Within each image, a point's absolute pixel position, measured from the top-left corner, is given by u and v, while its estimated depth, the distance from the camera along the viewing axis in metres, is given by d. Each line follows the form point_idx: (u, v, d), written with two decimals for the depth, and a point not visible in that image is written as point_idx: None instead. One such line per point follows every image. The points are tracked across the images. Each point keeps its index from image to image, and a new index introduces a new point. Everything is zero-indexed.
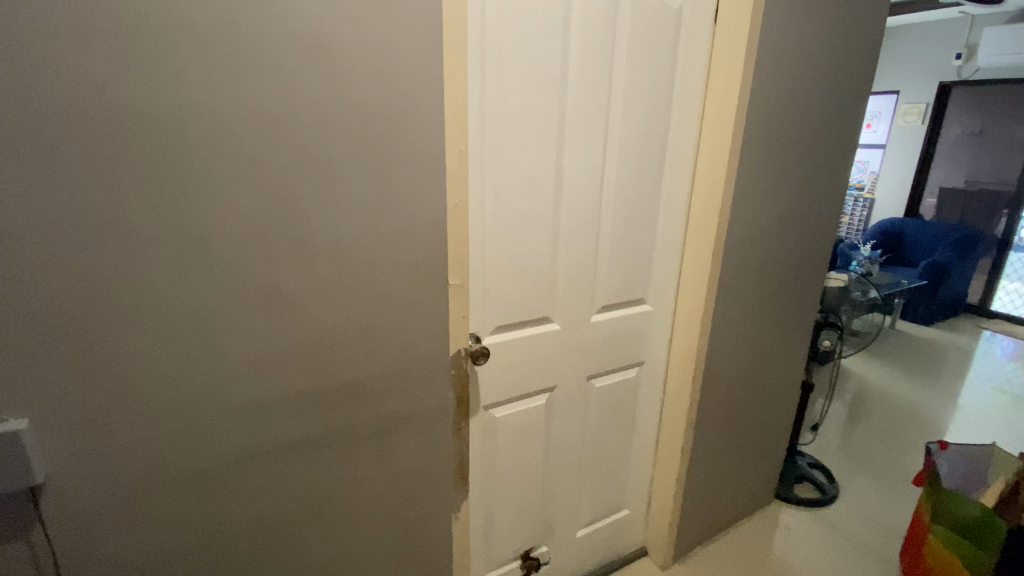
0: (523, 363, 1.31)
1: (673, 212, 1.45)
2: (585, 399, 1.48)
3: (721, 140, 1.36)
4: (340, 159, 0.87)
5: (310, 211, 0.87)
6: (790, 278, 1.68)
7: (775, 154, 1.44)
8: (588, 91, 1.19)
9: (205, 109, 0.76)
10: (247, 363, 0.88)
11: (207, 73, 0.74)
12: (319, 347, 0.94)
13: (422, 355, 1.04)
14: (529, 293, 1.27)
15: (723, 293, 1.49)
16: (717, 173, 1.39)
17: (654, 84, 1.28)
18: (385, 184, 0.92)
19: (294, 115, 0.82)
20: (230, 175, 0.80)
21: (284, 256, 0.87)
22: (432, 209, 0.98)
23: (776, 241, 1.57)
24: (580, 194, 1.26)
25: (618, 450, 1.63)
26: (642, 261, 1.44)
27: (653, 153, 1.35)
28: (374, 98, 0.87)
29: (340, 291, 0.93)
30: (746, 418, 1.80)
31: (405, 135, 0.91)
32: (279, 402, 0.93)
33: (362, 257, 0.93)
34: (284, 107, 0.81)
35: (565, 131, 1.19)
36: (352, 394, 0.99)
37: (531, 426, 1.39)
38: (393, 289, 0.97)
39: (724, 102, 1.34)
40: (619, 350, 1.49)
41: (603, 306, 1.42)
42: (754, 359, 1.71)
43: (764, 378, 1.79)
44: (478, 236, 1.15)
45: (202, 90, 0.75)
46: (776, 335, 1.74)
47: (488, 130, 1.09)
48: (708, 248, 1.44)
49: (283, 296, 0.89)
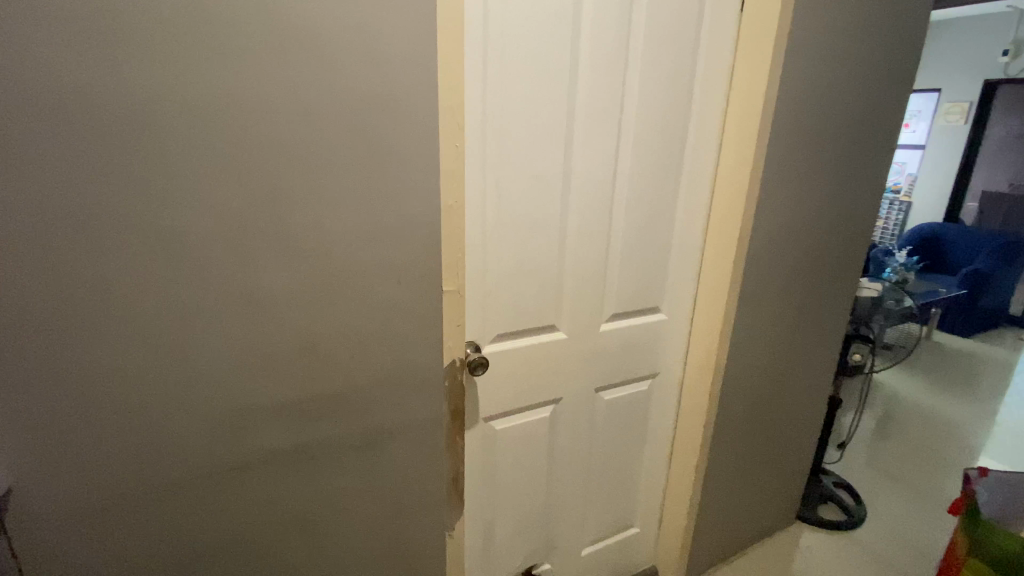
0: (527, 373, 1.24)
1: (692, 215, 1.36)
2: (594, 411, 1.40)
3: (746, 138, 1.27)
4: (329, 154, 0.81)
5: (294, 210, 0.81)
6: (817, 287, 1.57)
7: (804, 155, 1.34)
8: (601, 85, 1.11)
9: (176, 100, 0.70)
10: (226, 370, 0.83)
11: (176, 61, 0.69)
12: (302, 355, 0.88)
13: (413, 365, 0.97)
14: (534, 299, 1.19)
15: (745, 302, 1.40)
16: (741, 173, 1.29)
17: (674, 78, 1.20)
18: (378, 182, 0.86)
19: (278, 107, 0.76)
20: (208, 171, 0.74)
21: (263, 259, 0.81)
22: (425, 210, 0.91)
23: (803, 248, 1.46)
24: (592, 194, 1.18)
25: (629, 464, 1.54)
26: (657, 266, 1.35)
27: (671, 152, 1.26)
28: (365, 89, 0.81)
29: (328, 294, 0.87)
30: (767, 435, 1.70)
31: (399, 129, 0.85)
32: (261, 411, 0.88)
33: (348, 260, 0.87)
34: (266, 98, 0.75)
35: (576, 127, 1.11)
36: (339, 405, 0.93)
37: (534, 438, 1.32)
38: (385, 294, 0.91)
39: (749, 98, 1.24)
40: (631, 361, 1.41)
41: (614, 314, 1.33)
42: (777, 372, 1.61)
43: (787, 392, 1.68)
44: (479, 238, 1.08)
45: (170, 79, 0.69)
46: (802, 348, 1.63)
47: (492, 124, 1.02)
48: (729, 253, 1.35)
49: (266, 300, 0.83)
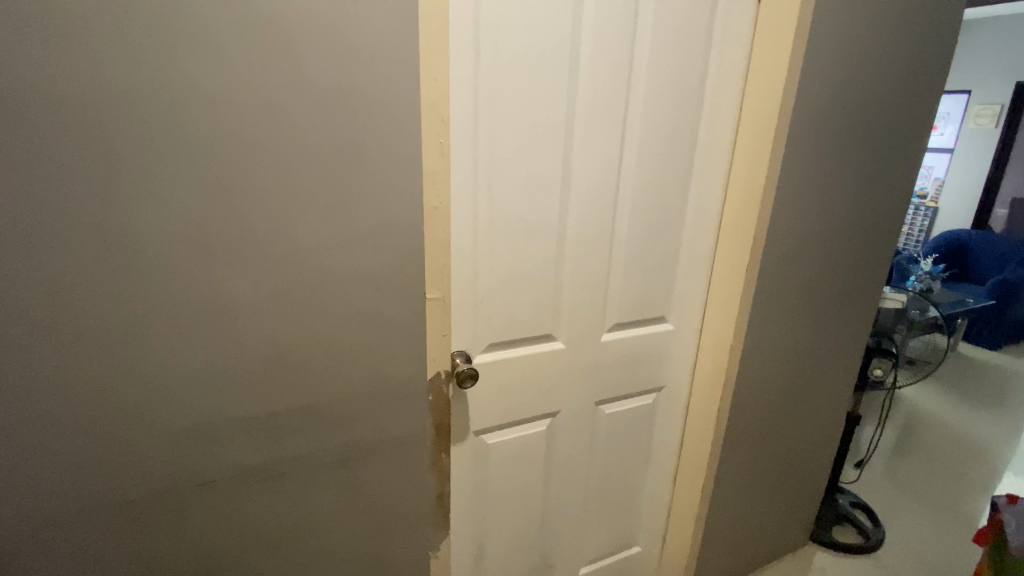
0: (521, 385, 1.17)
1: (702, 220, 1.27)
2: (593, 426, 1.33)
3: (762, 140, 1.19)
4: (300, 150, 0.75)
5: (262, 210, 0.75)
6: (837, 298, 1.47)
7: (824, 158, 1.24)
8: (605, 81, 1.03)
9: (130, 94, 0.65)
10: (187, 380, 0.78)
11: (129, 51, 0.63)
12: (272, 368, 0.82)
13: (395, 378, 0.91)
14: (529, 307, 1.12)
15: (759, 314, 1.31)
16: (756, 177, 1.21)
17: (685, 74, 1.12)
18: (355, 181, 0.80)
19: (245, 98, 0.70)
20: (165, 169, 0.68)
21: (228, 265, 0.75)
22: (407, 214, 0.85)
23: (822, 257, 1.37)
24: (593, 197, 1.11)
25: (631, 482, 1.47)
26: (663, 275, 1.27)
27: (680, 154, 1.18)
28: (340, 80, 0.75)
29: (300, 301, 0.81)
30: (780, 453, 1.61)
31: (378, 124, 0.79)
32: (227, 425, 0.82)
33: (323, 267, 0.81)
34: (229, 88, 0.69)
35: (576, 125, 1.04)
36: (312, 419, 0.87)
37: (529, 454, 1.25)
38: (362, 302, 0.85)
39: (766, 95, 1.16)
40: (634, 374, 1.33)
41: (616, 323, 1.25)
42: (792, 388, 1.51)
43: (802, 408, 1.58)
44: (469, 242, 1.01)
45: (123, 72, 0.64)
46: (818, 362, 1.54)
47: (484, 120, 0.95)
48: (741, 261, 1.26)
49: (232, 307, 0.77)
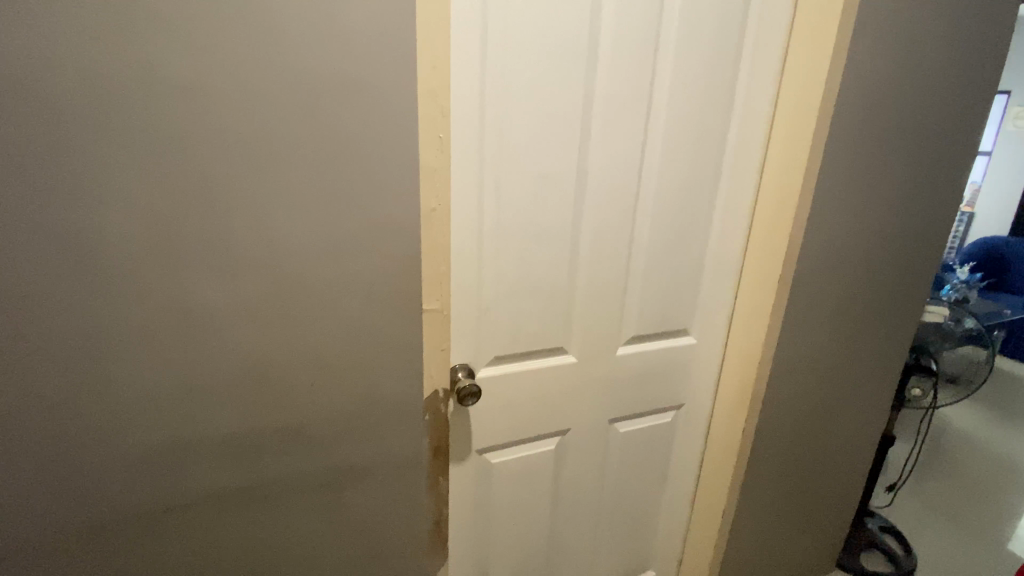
0: (529, 401, 1.09)
1: (730, 226, 1.17)
2: (606, 445, 1.23)
3: (799, 140, 1.08)
4: (280, 143, 0.67)
5: (237, 210, 0.67)
6: (875, 311, 1.35)
7: (868, 159, 1.13)
8: (626, 71, 0.94)
9: (87, 79, 0.57)
10: (153, 398, 0.70)
11: (83, 29, 0.56)
12: (252, 384, 0.75)
13: (387, 396, 0.83)
14: (538, 317, 1.03)
15: (790, 329, 1.20)
16: (792, 180, 1.10)
17: (715, 66, 1.01)
18: (343, 179, 0.71)
19: (217, 83, 0.62)
20: (129, 164, 0.61)
21: (201, 272, 0.68)
22: (401, 216, 0.76)
23: (861, 268, 1.25)
24: (611, 200, 1.01)
25: (646, 503, 1.37)
26: (686, 284, 1.17)
27: (708, 153, 1.08)
28: (324, 65, 0.66)
29: (282, 310, 0.73)
30: (809, 476, 1.49)
31: (369, 114, 0.70)
32: (200, 446, 0.74)
33: (307, 274, 0.73)
34: (199, 71, 0.61)
35: (593, 121, 0.95)
36: (295, 438, 0.80)
37: (536, 473, 1.16)
38: (351, 312, 0.77)
39: (805, 89, 1.05)
40: (652, 390, 1.23)
41: (633, 336, 1.16)
42: (823, 408, 1.40)
43: (834, 431, 1.47)
44: (473, 247, 0.93)
45: (78, 53, 0.56)
46: (854, 381, 1.42)
47: (490, 113, 0.87)
48: (773, 271, 1.16)
49: (202, 318, 0.70)
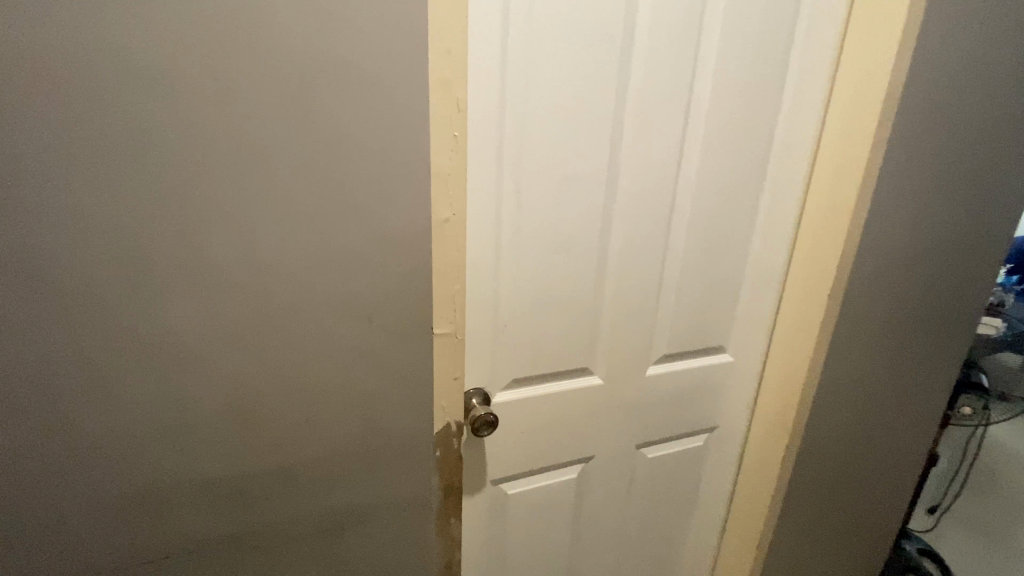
0: (549, 426, 0.99)
1: (774, 233, 1.05)
2: (633, 472, 1.13)
3: (857, 139, 0.95)
4: (266, 143, 0.59)
5: (217, 222, 0.59)
6: (943, 330, 1.20)
7: (943, 158, 0.99)
8: (664, 61, 0.82)
9: (46, 78, 0.50)
10: (126, 437, 0.63)
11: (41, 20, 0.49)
12: (238, 420, 0.67)
13: (392, 430, 0.74)
14: (561, 337, 0.93)
15: (838, 348, 1.08)
16: (846, 184, 0.98)
17: (764, 55, 0.89)
18: (339, 183, 0.63)
19: (192, 73, 0.54)
20: (96, 175, 0.54)
21: (180, 295, 0.60)
22: (406, 227, 0.67)
23: (928, 282, 1.11)
24: (644, 206, 0.90)
25: (674, 532, 1.26)
26: (724, 299, 1.06)
27: (752, 154, 0.96)
28: (317, 51, 0.57)
29: (269, 334, 0.65)
30: (852, 505, 1.37)
31: (370, 109, 0.61)
32: (182, 490, 0.67)
33: (300, 294, 0.65)
34: (172, 63, 0.53)
35: (625, 117, 0.84)
36: (287, 481, 0.71)
37: (556, 503, 1.06)
38: (351, 335, 0.68)
39: (866, 78, 0.92)
40: (683, 413, 1.13)
41: (664, 354, 1.05)
42: (873, 432, 1.27)
43: (882, 456, 1.34)
44: (489, 259, 0.82)
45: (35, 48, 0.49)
46: (910, 403, 1.28)
47: (511, 108, 0.76)
48: (823, 284, 1.04)
49: (179, 344, 0.62)
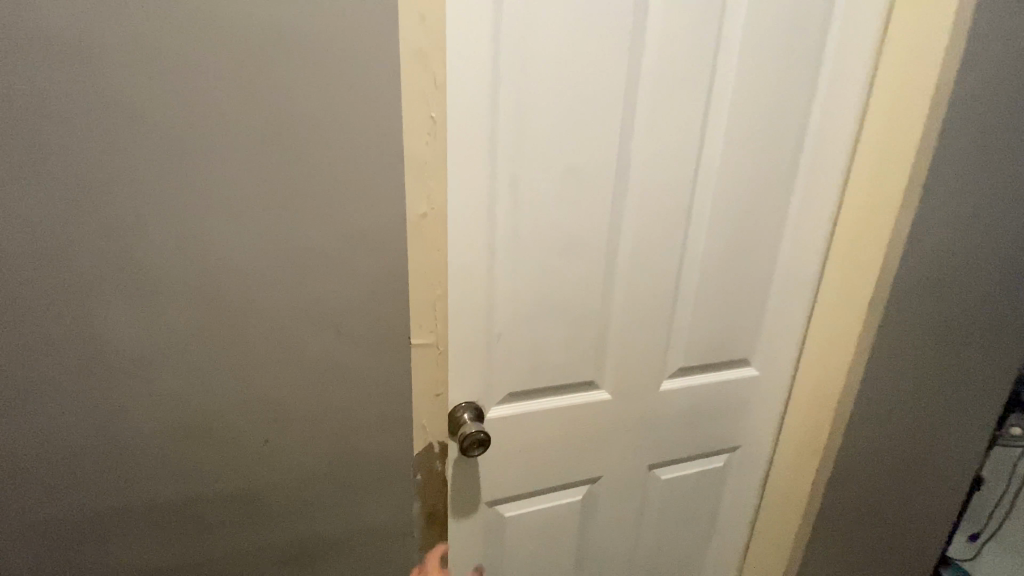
0: (550, 445, 0.90)
1: (806, 236, 0.94)
2: (644, 495, 1.04)
3: (905, 130, 0.84)
4: (214, 127, 0.53)
5: (161, 215, 0.54)
6: (1003, 348, 1.06)
7: (1004, 152, 0.86)
8: (681, 40, 0.73)
9: None
10: (69, 455, 0.58)
11: None
12: (195, 436, 0.61)
13: (368, 444, 0.68)
14: (564, 348, 0.84)
15: (877, 365, 0.96)
16: (892, 181, 0.87)
17: (796, 34, 0.79)
18: (300, 173, 0.56)
19: (129, 48, 0.48)
20: (33, 168, 0.49)
21: (128, 300, 0.55)
22: (381, 223, 0.61)
23: (986, 293, 0.98)
24: (657, 202, 0.81)
25: (691, 559, 1.16)
26: (748, 308, 0.96)
27: (782, 147, 0.85)
28: (270, 24, 0.51)
29: (223, 342, 0.59)
30: (894, 539, 1.23)
31: (334, 89, 0.55)
32: (135, 512, 0.62)
33: (263, 298, 0.59)
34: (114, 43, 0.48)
35: (638, 105, 0.75)
36: (251, 504, 0.66)
37: (558, 528, 0.97)
38: (321, 341, 0.63)
39: (915, 62, 0.81)
40: (701, 433, 1.03)
41: (680, 369, 0.95)
42: (919, 460, 1.14)
43: (934, 489, 1.19)
44: (483, 261, 0.74)
45: None
46: (970, 431, 1.13)
47: (505, 93, 0.68)
48: (861, 292, 0.93)
49: (123, 353, 0.57)
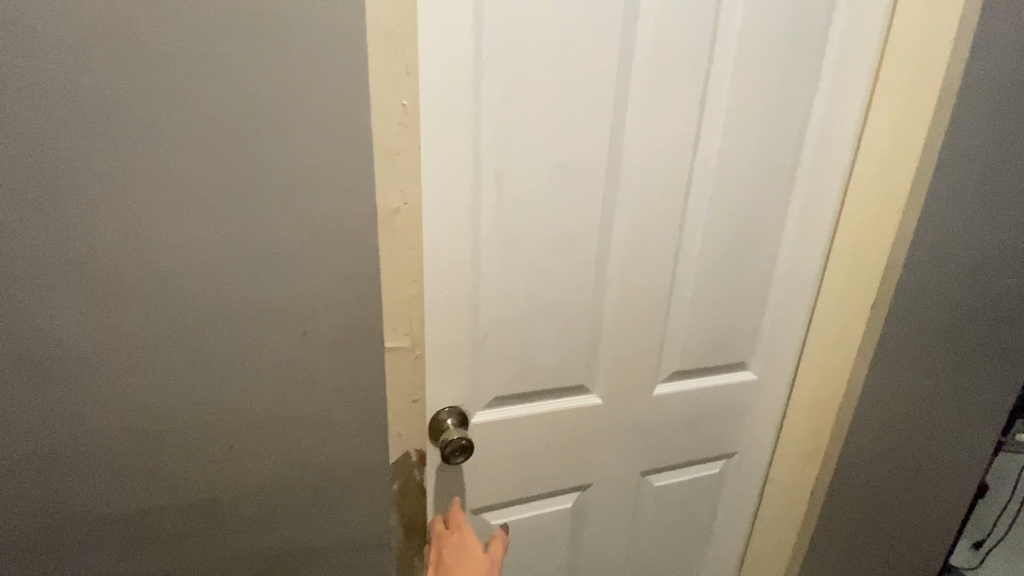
0: (541, 451, 0.87)
1: (810, 236, 0.90)
2: (637, 502, 1.00)
3: (911, 123, 0.81)
4: (164, 116, 0.49)
5: (105, 210, 0.50)
6: (1012, 353, 1.02)
7: (1016, 148, 0.83)
8: (680, 27, 0.69)
9: None
10: (15, 465, 0.55)
11: None
12: (159, 443, 0.59)
13: (351, 445, 0.66)
14: (555, 351, 0.81)
15: (880, 369, 0.93)
16: (898, 175, 0.84)
17: (798, 25, 0.75)
18: (258, 165, 0.53)
19: (67, 29, 0.45)
20: None
21: (84, 298, 0.52)
22: (359, 218, 0.58)
23: (995, 295, 0.94)
24: (654, 199, 0.77)
25: (686, 568, 1.13)
26: (746, 311, 0.92)
27: (784, 142, 0.82)
28: (228, 6, 0.48)
29: (178, 348, 0.56)
30: (896, 550, 1.19)
31: (294, 76, 0.51)
32: (97, 520, 0.59)
33: (232, 297, 0.56)
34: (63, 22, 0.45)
35: (633, 96, 0.71)
36: (220, 511, 0.63)
37: (548, 536, 0.94)
38: (295, 343, 0.60)
39: (923, 56, 0.77)
40: (697, 439, 0.99)
41: (675, 372, 0.92)
42: (923, 468, 1.10)
43: (939, 497, 1.15)
44: (468, 260, 0.71)
45: None
46: (977, 438, 1.10)
47: (492, 82, 0.64)
48: (866, 290, 0.91)
49: (68, 358, 0.53)
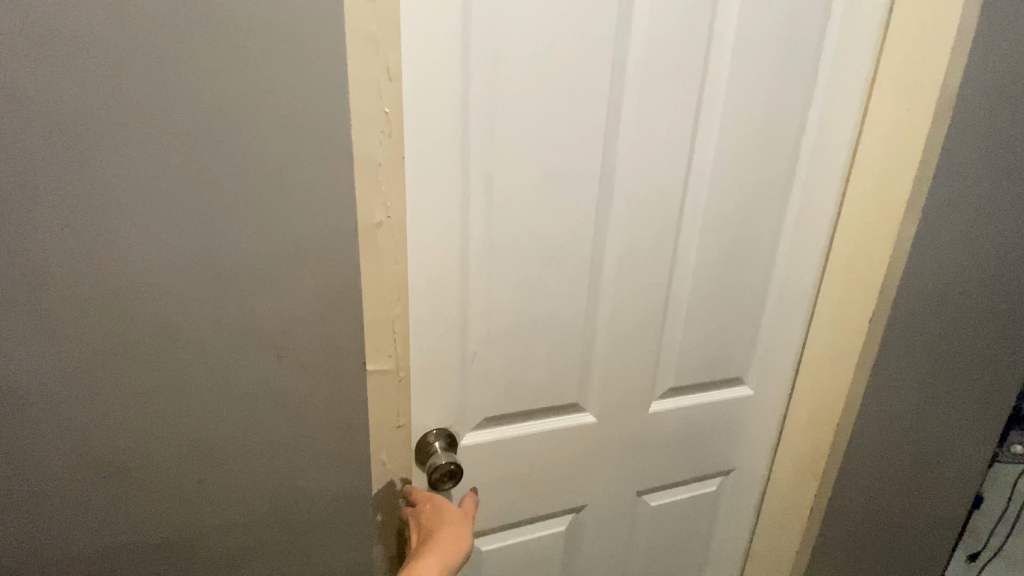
0: (532, 472, 0.83)
1: (804, 246, 0.88)
2: (633, 521, 0.97)
3: (908, 132, 0.78)
4: (121, 123, 0.45)
5: (55, 225, 0.46)
6: (1011, 363, 1.00)
7: (1012, 155, 0.81)
8: (671, 34, 0.67)
9: None
10: None
11: None
12: (119, 476, 0.54)
13: (325, 473, 0.62)
14: (546, 368, 0.78)
15: (878, 383, 0.91)
16: (897, 185, 0.81)
17: (793, 31, 0.73)
18: (225, 175, 0.49)
19: (14, 30, 0.41)
20: None
21: (31, 321, 0.47)
22: (336, 231, 0.54)
23: (995, 303, 0.93)
24: (646, 210, 0.75)
25: None
26: (742, 324, 0.90)
27: (778, 150, 0.79)
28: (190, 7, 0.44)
29: (139, 374, 0.52)
30: (896, 564, 1.17)
31: (267, 83, 0.48)
32: (51, 562, 0.54)
33: (198, 317, 0.52)
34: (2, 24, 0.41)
35: (624, 103, 0.68)
36: (187, 547, 0.59)
37: (541, 558, 0.90)
38: (268, 364, 0.56)
39: (919, 64, 0.76)
40: (693, 455, 0.96)
41: (670, 388, 0.89)
42: (922, 481, 1.08)
43: (938, 510, 1.13)
44: (454, 274, 0.67)
45: None
46: (976, 450, 1.08)
47: (477, 88, 0.61)
48: (863, 304, 0.88)
49: (13, 387, 0.48)
